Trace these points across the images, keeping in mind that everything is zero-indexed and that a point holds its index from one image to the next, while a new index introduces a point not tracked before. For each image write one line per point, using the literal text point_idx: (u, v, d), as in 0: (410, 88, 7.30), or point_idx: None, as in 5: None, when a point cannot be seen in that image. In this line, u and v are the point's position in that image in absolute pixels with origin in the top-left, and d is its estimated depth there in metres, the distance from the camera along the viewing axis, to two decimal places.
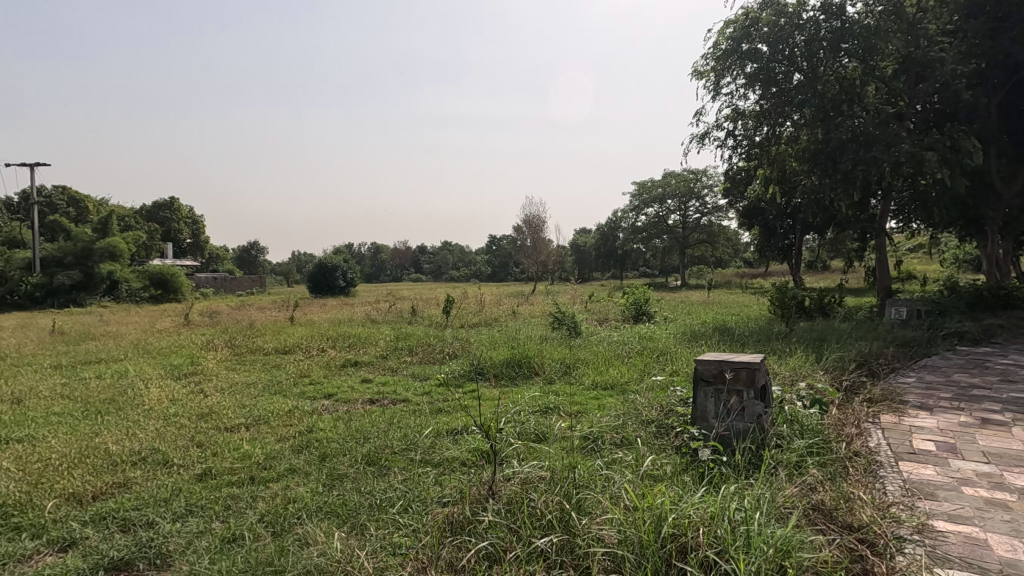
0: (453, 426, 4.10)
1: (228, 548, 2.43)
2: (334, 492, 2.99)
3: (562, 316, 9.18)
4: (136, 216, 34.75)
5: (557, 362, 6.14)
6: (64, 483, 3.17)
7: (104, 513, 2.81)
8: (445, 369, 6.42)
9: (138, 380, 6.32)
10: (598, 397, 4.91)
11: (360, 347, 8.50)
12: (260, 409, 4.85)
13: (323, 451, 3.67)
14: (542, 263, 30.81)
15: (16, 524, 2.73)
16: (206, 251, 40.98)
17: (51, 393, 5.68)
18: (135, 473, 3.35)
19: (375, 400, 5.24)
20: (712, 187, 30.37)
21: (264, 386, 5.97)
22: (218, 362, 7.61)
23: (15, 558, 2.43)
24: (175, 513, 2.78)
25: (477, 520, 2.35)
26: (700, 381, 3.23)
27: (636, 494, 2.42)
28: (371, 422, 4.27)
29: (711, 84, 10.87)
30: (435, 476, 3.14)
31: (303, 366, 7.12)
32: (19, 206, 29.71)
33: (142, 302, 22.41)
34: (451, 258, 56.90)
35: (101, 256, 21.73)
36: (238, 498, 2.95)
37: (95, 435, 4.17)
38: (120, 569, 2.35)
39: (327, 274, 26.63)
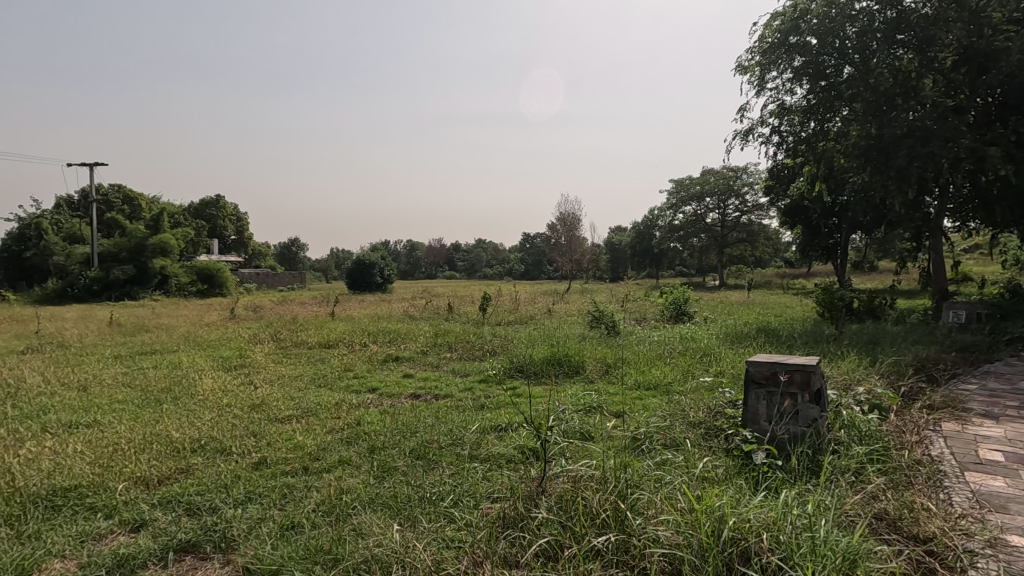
0: (499, 421, 4.13)
1: (287, 535, 2.51)
2: (385, 484, 3.05)
3: (601, 315, 9.11)
4: (185, 213, 36.21)
5: (598, 362, 6.11)
6: (132, 467, 3.33)
7: (170, 497, 2.94)
8: (485, 366, 6.47)
9: (192, 372, 6.59)
10: (641, 397, 4.87)
11: (401, 342, 8.65)
12: (309, 401, 4.99)
13: (372, 444, 3.74)
14: (577, 262, 30.66)
15: (90, 504, 2.88)
16: (250, 247, 42.38)
17: (113, 382, 5.98)
18: (195, 460, 3.49)
19: (418, 395, 5.32)
20: (753, 184, 29.62)
21: (311, 379, 6.13)
22: (266, 355, 7.87)
23: (92, 537, 2.56)
24: (236, 500, 2.89)
25: (531, 516, 2.35)
26: (752, 383, 3.16)
27: (692, 496, 2.38)
28: (416, 417, 4.34)
29: (756, 79, 10.60)
30: (483, 471, 3.16)
31: (347, 360, 7.28)
32: (79, 203, 31.39)
33: (191, 296, 23.34)
34: (485, 257, 57.23)
35: (154, 252, 22.75)
36: (294, 488, 3.03)
37: (157, 423, 4.36)
38: (188, 550, 2.45)
39: (365, 272, 27.17)
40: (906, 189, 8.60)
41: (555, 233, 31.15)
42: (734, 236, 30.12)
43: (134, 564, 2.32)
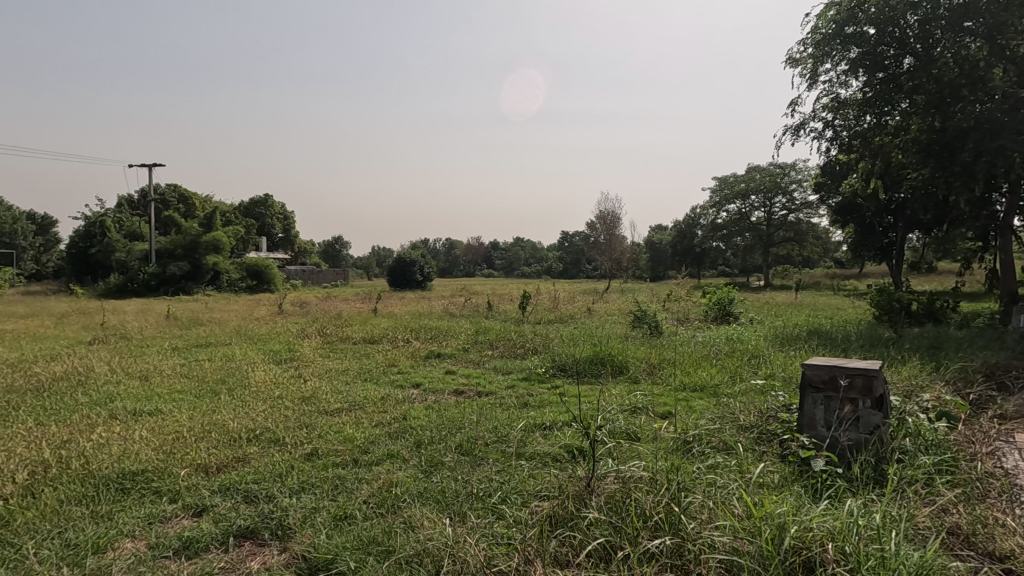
0: (543, 420, 4.12)
1: (341, 525, 2.57)
2: (433, 478, 3.08)
3: (643, 315, 8.97)
4: (236, 212, 37.66)
5: (642, 362, 6.01)
6: (193, 454, 3.48)
7: (229, 484, 3.06)
8: (526, 364, 6.47)
9: (244, 364, 6.84)
10: (688, 398, 4.76)
11: (443, 339, 8.75)
12: (356, 395, 5.10)
13: (419, 438, 3.78)
14: (616, 261, 30.36)
15: (155, 488, 3.02)
16: (296, 245, 43.74)
17: (172, 372, 6.27)
18: (251, 449, 3.62)
19: (461, 391, 5.35)
20: (802, 181, 28.53)
21: (356, 373, 6.27)
22: (313, 349, 8.11)
23: (159, 519, 2.69)
24: (291, 489, 2.98)
25: (581, 516, 2.33)
26: (809, 386, 3.04)
27: (750, 502, 2.31)
28: (461, 413, 4.36)
29: (809, 72, 10.24)
30: (529, 470, 3.15)
31: (391, 355, 7.41)
32: (140, 203, 33.10)
33: (241, 292, 24.29)
34: (523, 255, 57.37)
35: (207, 248, 23.75)
36: (345, 479, 3.10)
37: (214, 412, 4.55)
38: (247, 537, 2.54)
39: (405, 269, 27.64)
40: (973, 185, 8.09)
41: (594, 230, 30.94)
42: (781, 235, 29.13)
43: (198, 547, 2.42)
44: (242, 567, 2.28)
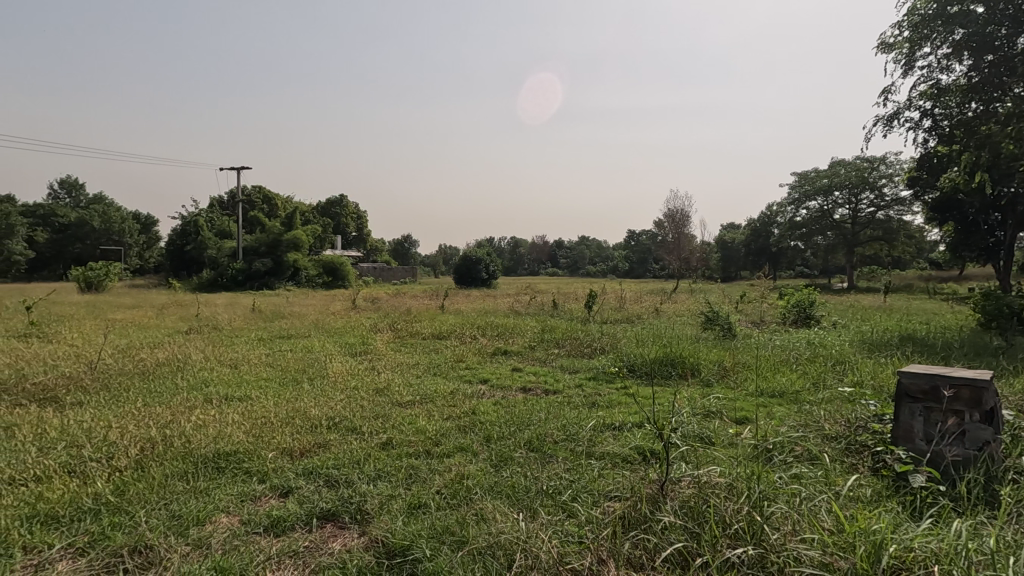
0: (611, 420, 4.07)
1: (415, 513, 2.65)
2: (503, 473, 3.11)
3: (716, 316, 8.65)
4: (313, 212, 39.72)
5: (715, 365, 5.79)
6: (279, 438, 3.71)
7: (312, 468, 3.23)
8: (594, 363, 6.40)
9: (322, 356, 7.21)
10: (766, 404, 4.54)
11: (509, 336, 8.83)
12: (427, 389, 5.24)
13: (488, 433, 3.83)
14: (685, 260, 29.43)
15: (246, 468, 3.24)
16: (368, 244, 45.51)
17: (258, 361, 6.71)
18: (331, 436, 3.80)
19: (529, 388, 5.38)
20: (893, 176, 26.42)
21: (426, 368, 6.44)
22: (385, 343, 8.41)
23: (250, 497, 2.88)
24: (368, 475, 3.11)
25: (654, 519, 2.28)
26: (906, 396, 2.82)
27: (840, 516, 2.17)
28: (529, 410, 4.37)
29: (904, 58, 9.51)
30: (598, 470, 3.11)
31: (459, 351, 7.56)
32: (229, 203, 35.63)
33: (318, 287, 25.60)
34: (588, 254, 56.88)
35: (288, 246, 25.18)
36: (418, 469, 3.19)
37: (297, 400, 4.83)
38: (329, 519, 2.67)
39: (471, 268, 28.09)
40: None
41: (663, 229, 30.22)
42: (867, 233, 27.14)
43: (285, 526, 2.57)
44: (325, 548, 2.39)
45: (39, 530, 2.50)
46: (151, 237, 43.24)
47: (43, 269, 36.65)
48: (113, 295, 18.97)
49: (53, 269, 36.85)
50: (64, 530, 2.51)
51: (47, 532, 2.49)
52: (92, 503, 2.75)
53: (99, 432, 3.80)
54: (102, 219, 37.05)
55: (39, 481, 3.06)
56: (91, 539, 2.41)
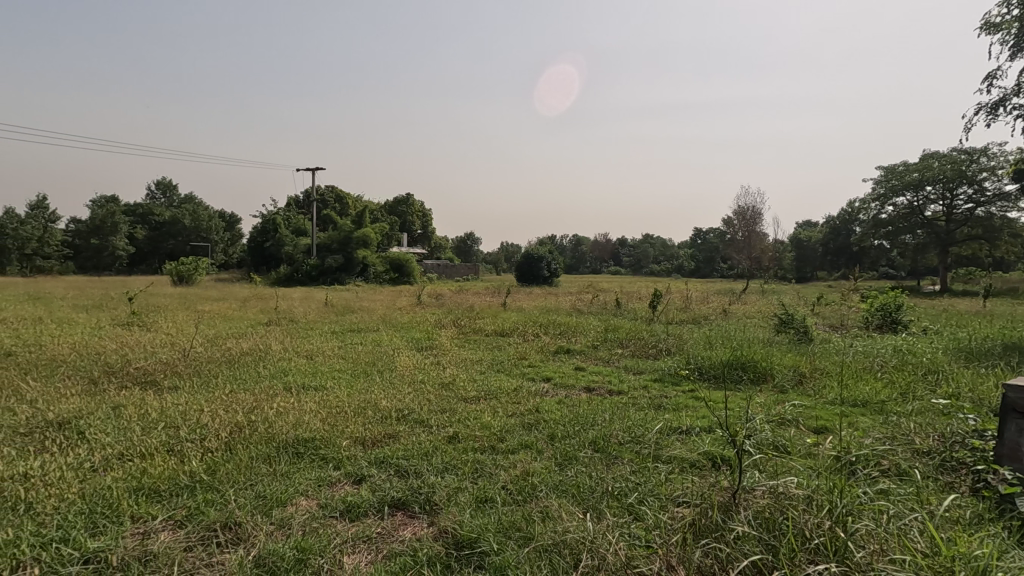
0: (679, 424, 3.97)
1: (481, 507, 2.70)
2: (567, 472, 3.11)
3: (791, 319, 8.22)
4: (381, 211, 41.11)
5: (790, 370, 5.51)
6: (352, 427, 3.88)
7: (383, 458, 3.36)
8: (659, 365, 6.26)
9: (390, 349, 7.47)
10: (847, 414, 4.28)
11: (572, 335, 8.80)
12: (491, 385, 5.32)
13: (552, 431, 3.84)
14: (756, 260, 28.17)
15: (323, 455, 3.42)
16: (432, 241, 46.58)
17: (332, 353, 7.05)
18: (400, 428, 3.94)
19: (592, 388, 5.35)
20: (996, 169, 24.01)
21: (489, 364, 6.54)
22: (450, 339, 8.60)
23: (327, 482, 3.03)
24: (436, 467, 3.20)
25: (726, 528, 2.20)
26: (1011, 412, 2.58)
27: (934, 538, 2.01)
28: (593, 410, 4.34)
29: (1013, 39, 8.63)
30: (665, 474, 3.05)
31: (522, 349, 7.60)
32: (305, 202, 37.52)
33: (385, 284, 26.51)
34: (653, 253, 55.57)
35: (358, 243, 26.18)
36: (483, 464, 3.25)
37: (368, 391, 5.03)
38: (399, 507, 2.77)
39: (533, 266, 28.14)
40: None
41: (733, 227, 29.07)
42: (964, 232, 24.86)
43: (359, 511, 2.69)
44: (396, 536, 2.49)
45: (144, 502, 2.75)
46: (235, 234, 46.31)
47: (143, 263, 40.14)
48: (202, 288, 20.49)
49: (151, 263, 40.28)
50: (165, 503, 2.74)
51: (151, 504, 2.74)
52: (188, 480, 2.99)
53: (193, 415, 4.13)
54: (192, 217, 40.05)
55: (144, 457, 3.36)
56: (187, 513, 2.62)
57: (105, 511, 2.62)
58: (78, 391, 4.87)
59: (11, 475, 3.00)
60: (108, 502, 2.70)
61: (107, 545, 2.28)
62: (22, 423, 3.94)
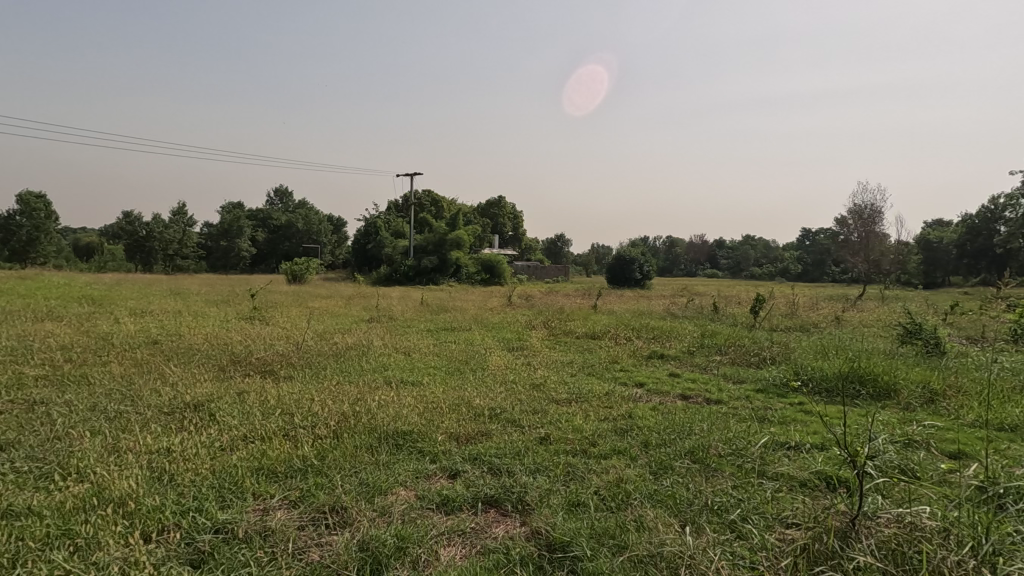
0: (786, 438, 3.70)
1: (574, 511, 2.67)
2: (663, 482, 2.99)
3: (919, 329, 7.37)
4: (474, 213, 42.24)
5: (918, 387, 4.94)
6: (447, 423, 4.01)
7: (477, 454, 3.44)
8: (762, 374, 5.87)
9: (482, 349, 7.63)
10: (991, 439, 3.75)
11: (666, 339, 8.50)
12: (582, 388, 5.26)
13: (646, 439, 3.72)
14: (875, 262, 25.66)
15: (420, 448, 3.55)
16: (523, 243, 47.11)
17: (427, 350, 7.35)
18: (493, 426, 4.01)
19: (688, 395, 5.12)
20: None
21: (580, 367, 6.47)
22: (540, 340, 8.64)
23: (423, 475, 3.15)
24: (528, 467, 3.21)
25: (845, 556, 2.01)
26: None
27: None
28: (690, 419, 4.15)
29: None
30: (771, 492, 2.83)
31: (613, 352, 7.46)
32: (404, 206, 39.44)
33: (477, 284, 27.21)
34: (754, 255, 52.39)
35: (452, 245, 27.08)
36: (575, 467, 3.22)
37: (462, 389, 5.18)
38: (493, 504, 2.81)
39: (624, 268, 27.58)
40: None
41: (847, 227, 26.69)
42: None
43: (454, 505, 2.77)
44: (489, 532, 2.53)
45: (264, 481, 3.01)
46: (341, 236, 49.73)
47: (263, 263, 44.27)
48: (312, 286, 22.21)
49: (270, 263, 44.29)
50: (282, 483, 2.98)
51: (270, 483, 3.00)
52: (301, 464, 3.23)
53: (305, 403, 4.48)
54: (304, 221, 43.48)
55: (264, 439, 3.69)
56: (300, 494, 2.84)
57: (232, 486, 2.90)
58: (210, 377, 5.45)
59: (157, 448, 3.41)
60: (235, 478, 3.00)
61: (233, 518, 2.52)
62: (166, 403, 4.47)
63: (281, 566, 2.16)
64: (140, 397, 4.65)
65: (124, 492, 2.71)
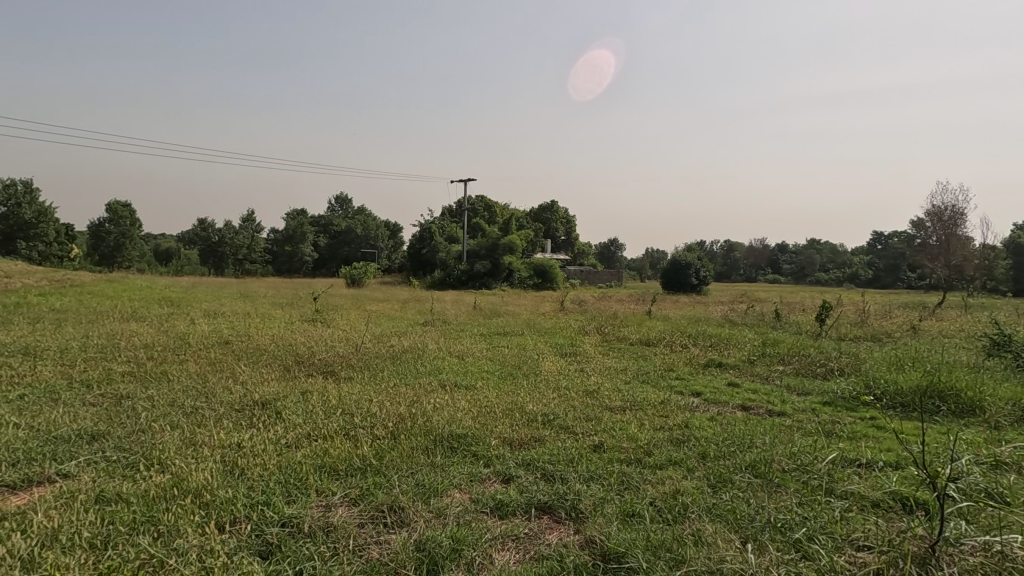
0: (856, 455, 3.50)
1: (628, 521, 2.63)
2: (722, 495, 2.90)
3: (1008, 342, 6.79)
4: (527, 218, 42.36)
5: (1007, 405, 4.55)
6: (500, 428, 4.04)
7: (530, 460, 3.45)
8: (829, 386, 5.58)
9: (535, 354, 7.64)
10: None
11: (725, 347, 8.23)
12: (637, 396, 5.18)
13: (704, 450, 3.62)
14: (956, 267, 23.87)
15: (474, 451, 3.60)
16: (576, 247, 46.82)
17: (480, 354, 7.43)
18: (546, 432, 4.01)
19: (748, 406, 4.94)
20: None
21: (635, 374, 6.37)
22: (593, 346, 8.56)
23: (477, 478, 3.19)
24: (582, 475, 3.19)
25: None
26: None
27: None
28: (750, 431, 4.00)
29: None
30: (841, 511, 2.69)
31: (669, 360, 7.29)
32: (458, 211, 40.08)
33: (529, 289, 27.30)
34: (820, 259, 49.87)
35: (505, 250, 27.26)
36: (630, 477, 3.17)
37: (515, 394, 5.20)
38: (546, 511, 2.81)
39: (680, 272, 26.91)
40: None
41: (925, 230, 24.97)
42: None
43: (507, 510, 2.78)
44: (542, 538, 2.53)
45: (326, 478, 3.14)
46: (397, 241, 51.11)
47: (324, 267, 46.10)
48: (370, 290, 22.94)
49: (330, 267, 46.02)
50: (343, 481, 3.10)
51: (332, 480, 3.12)
52: (360, 463, 3.35)
53: (364, 404, 4.63)
54: (363, 227, 44.97)
55: (326, 438, 3.85)
56: (360, 493, 2.93)
57: (297, 482, 3.03)
58: (277, 376, 5.73)
59: (229, 443, 3.62)
60: (299, 474, 3.14)
61: (298, 513, 2.64)
62: (237, 400, 4.74)
63: (343, 562, 2.24)
64: (214, 394, 4.95)
65: (200, 484, 2.89)
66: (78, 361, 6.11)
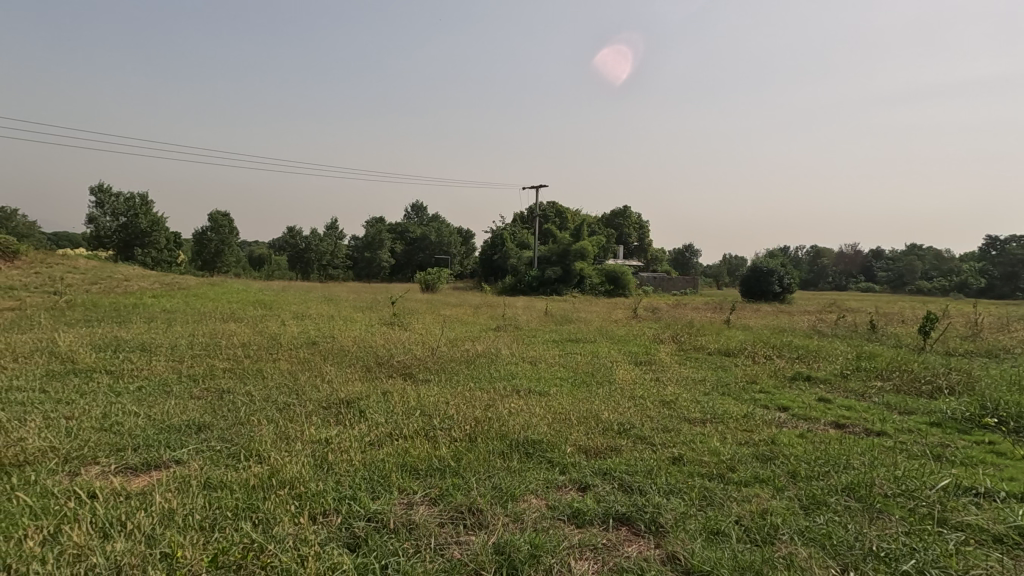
0: (972, 483, 3.16)
1: (713, 539, 2.53)
2: (815, 518, 2.72)
3: None
4: (599, 224, 41.94)
5: None
6: (575, 436, 4.00)
7: (607, 469, 3.39)
8: (937, 405, 5.08)
9: (609, 362, 7.52)
10: None
11: (813, 360, 7.72)
12: (718, 408, 4.96)
13: (794, 468, 3.40)
14: None
15: (550, 457, 3.60)
16: (649, 253, 45.78)
17: (553, 360, 7.42)
18: (623, 442, 3.92)
19: (843, 424, 4.60)
20: None
21: (714, 385, 6.10)
22: (669, 355, 8.32)
23: (554, 485, 3.18)
24: (661, 487, 3.10)
25: None
26: None
27: None
28: (846, 451, 3.72)
29: None
30: (955, 544, 2.44)
31: (751, 371, 6.94)
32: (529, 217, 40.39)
33: (601, 295, 26.97)
34: (922, 266, 45.72)
35: (576, 255, 27.14)
36: (712, 492, 3.04)
37: (589, 401, 5.14)
38: (624, 522, 2.75)
39: (762, 280, 25.58)
40: None
41: None
42: None
43: (585, 518, 2.75)
44: (621, 550, 2.48)
45: (407, 477, 3.24)
46: (470, 248, 52.16)
47: (400, 272, 47.85)
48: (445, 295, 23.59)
49: (406, 272, 47.68)
50: (423, 481, 3.19)
51: (413, 479, 3.22)
52: (439, 463, 3.43)
53: (441, 406, 4.75)
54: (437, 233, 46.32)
55: (407, 438, 3.98)
56: (440, 492, 3.01)
57: (381, 479, 3.16)
58: (358, 377, 6.01)
59: (318, 438, 3.83)
60: (383, 472, 3.26)
61: (382, 509, 2.74)
62: (324, 398, 5.01)
63: (426, 559, 2.31)
64: (303, 391, 5.26)
65: (294, 476, 3.08)
66: (186, 357, 6.72)
